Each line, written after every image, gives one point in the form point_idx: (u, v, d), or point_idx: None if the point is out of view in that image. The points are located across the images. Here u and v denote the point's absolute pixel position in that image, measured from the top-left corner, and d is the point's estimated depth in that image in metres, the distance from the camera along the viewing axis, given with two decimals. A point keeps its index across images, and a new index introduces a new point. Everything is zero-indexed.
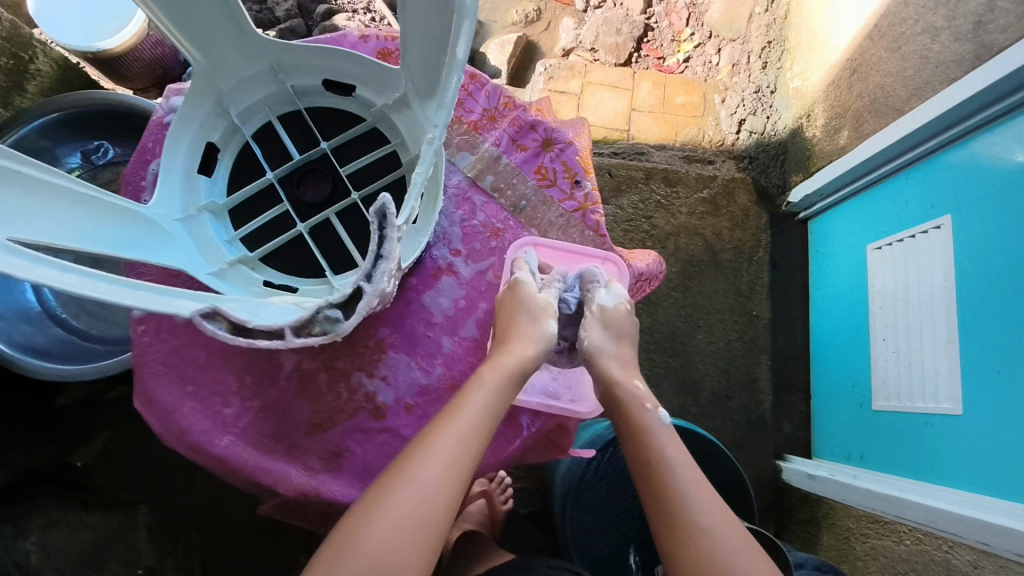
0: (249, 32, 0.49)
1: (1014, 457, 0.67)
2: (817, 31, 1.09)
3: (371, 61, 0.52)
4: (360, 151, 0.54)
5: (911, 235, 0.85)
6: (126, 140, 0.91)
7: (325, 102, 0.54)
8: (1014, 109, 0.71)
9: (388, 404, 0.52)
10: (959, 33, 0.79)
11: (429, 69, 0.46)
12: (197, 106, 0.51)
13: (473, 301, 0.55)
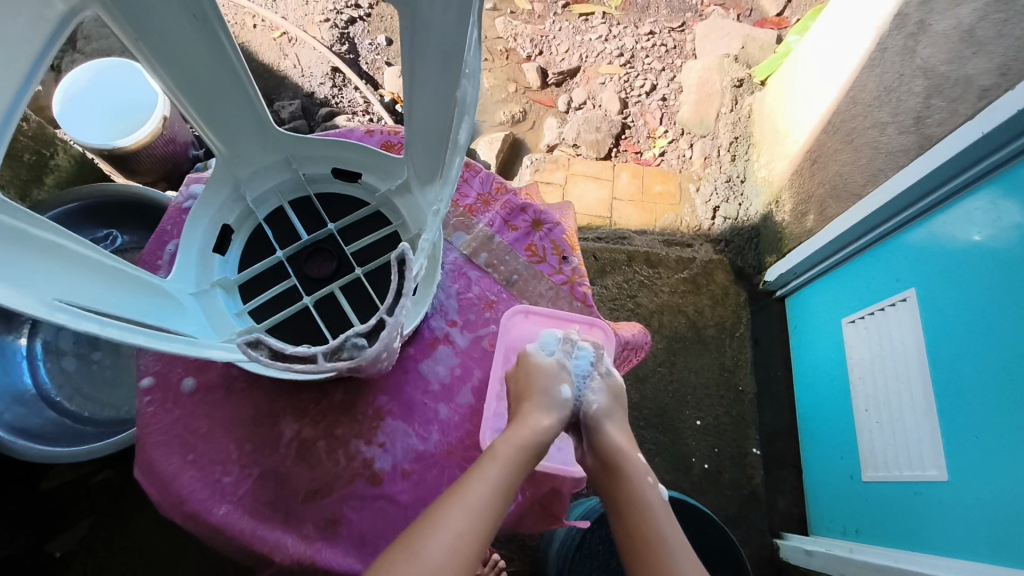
0: (268, 127, 0.55)
1: (1008, 518, 0.68)
2: (778, 128, 1.23)
3: (376, 152, 0.58)
4: (364, 231, 0.59)
5: (882, 308, 0.90)
6: (134, 229, 0.94)
7: (333, 188, 0.60)
8: (957, 194, 0.79)
9: (386, 469, 0.53)
10: (903, 127, 0.87)
11: (431, 158, 0.52)
12: (217, 191, 0.56)
13: (468, 369, 0.58)
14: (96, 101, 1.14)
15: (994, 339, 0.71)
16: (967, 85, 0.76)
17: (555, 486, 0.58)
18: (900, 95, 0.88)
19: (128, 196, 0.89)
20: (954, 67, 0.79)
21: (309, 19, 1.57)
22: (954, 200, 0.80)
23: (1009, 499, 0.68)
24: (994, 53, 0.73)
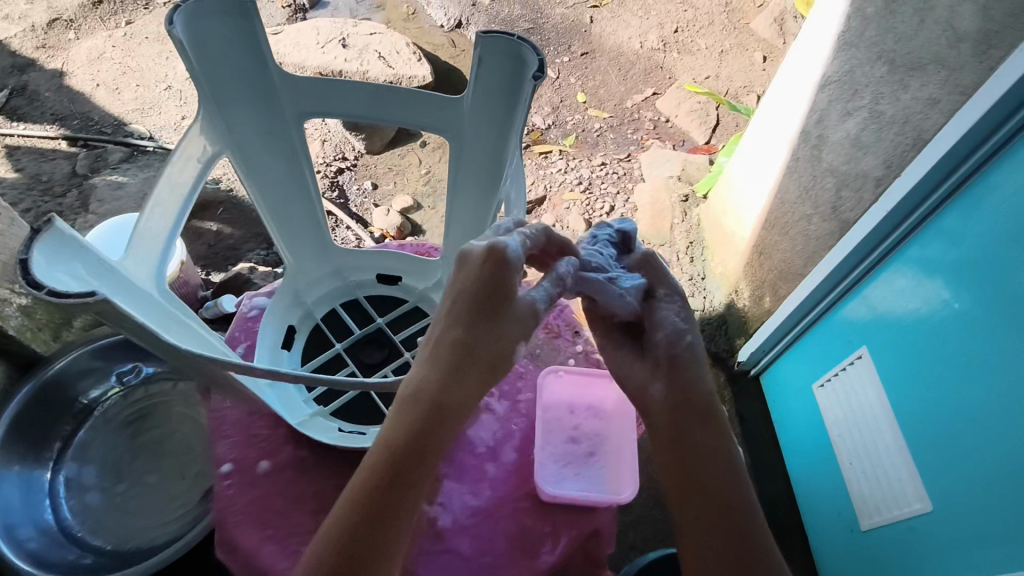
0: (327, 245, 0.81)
1: (996, 527, 0.75)
2: (727, 230, 1.42)
3: (411, 261, 0.80)
4: (404, 324, 0.78)
5: (842, 367, 1.04)
6: (154, 359, 1.05)
7: (376, 291, 0.81)
8: (874, 267, 0.96)
9: (447, 524, 0.67)
10: (824, 216, 1.06)
11: (458, 255, 0.78)
12: (282, 300, 0.77)
13: (507, 431, 0.75)
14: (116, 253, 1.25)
15: (938, 373, 0.83)
16: (864, 178, 0.97)
17: (597, 526, 0.70)
18: (816, 192, 1.08)
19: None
20: (852, 165, 0.99)
21: None
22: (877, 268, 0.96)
23: (990, 507, 0.76)
24: (877, 152, 0.93)
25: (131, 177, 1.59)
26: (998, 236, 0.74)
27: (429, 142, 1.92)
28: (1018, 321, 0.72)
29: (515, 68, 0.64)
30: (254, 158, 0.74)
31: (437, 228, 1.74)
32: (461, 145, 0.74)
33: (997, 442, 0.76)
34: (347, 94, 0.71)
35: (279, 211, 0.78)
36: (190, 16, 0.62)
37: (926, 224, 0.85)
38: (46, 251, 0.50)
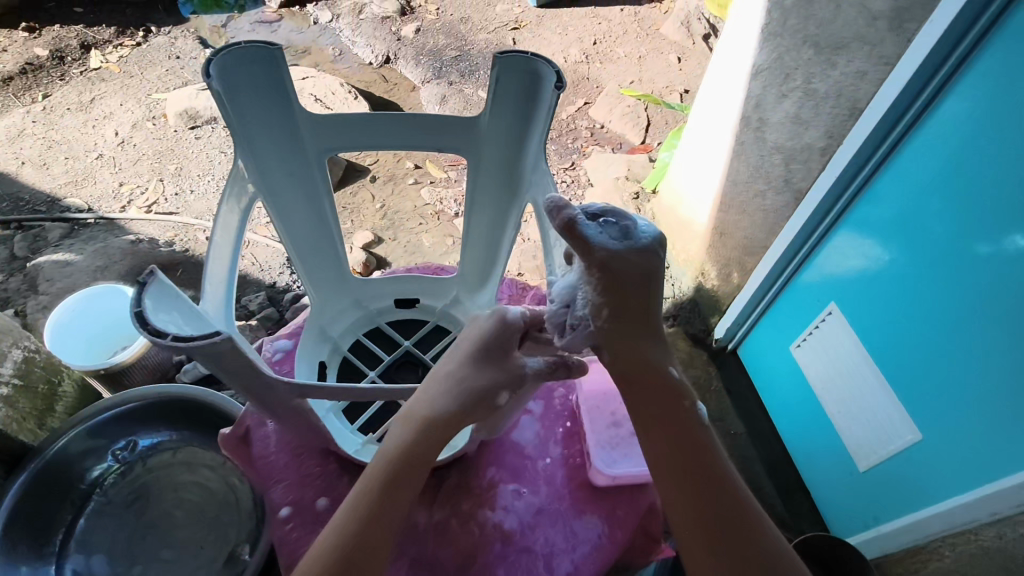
0: (347, 277, 0.85)
1: (978, 435, 0.83)
2: (681, 220, 1.51)
3: (428, 283, 0.87)
4: (429, 342, 0.84)
5: (816, 325, 1.13)
6: (148, 428, 1.01)
7: (395, 315, 0.87)
8: (829, 231, 1.07)
9: (514, 527, 0.68)
10: (777, 189, 1.16)
11: (478, 269, 0.86)
12: (311, 336, 0.81)
13: (550, 428, 0.77)
14: (84, 327, 1.21)
15: (903, 313, 0.93)
16: (810, 150, 1.07)
17: (651, 501, 0.71)
18: (766, 169, 1.18)
19: (172, 395, 0.97)
20: (795, 141, 1.09)
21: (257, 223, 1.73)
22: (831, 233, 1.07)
23: (969, 418, 0.84)
24: (818, 126, 1.03)
25: (78, 252, 1.52)
26: (935, 184, 0.86)
27: (378, 176, 1.94)
28: (963, 254, 0.83)
29: (532, 83, 0.70)
30: (281, 197, 0.77)
31: (402, 258, 1.75)
32: (480, 160, 0.79)
33: (959, 365, 0.85)
34: (367, 124, 0.75)
35: (305, 245, 0.82)
36: (220, 67, 0.66)
37: (872, 186, 0.97)
38: (154, 303, 0.52)
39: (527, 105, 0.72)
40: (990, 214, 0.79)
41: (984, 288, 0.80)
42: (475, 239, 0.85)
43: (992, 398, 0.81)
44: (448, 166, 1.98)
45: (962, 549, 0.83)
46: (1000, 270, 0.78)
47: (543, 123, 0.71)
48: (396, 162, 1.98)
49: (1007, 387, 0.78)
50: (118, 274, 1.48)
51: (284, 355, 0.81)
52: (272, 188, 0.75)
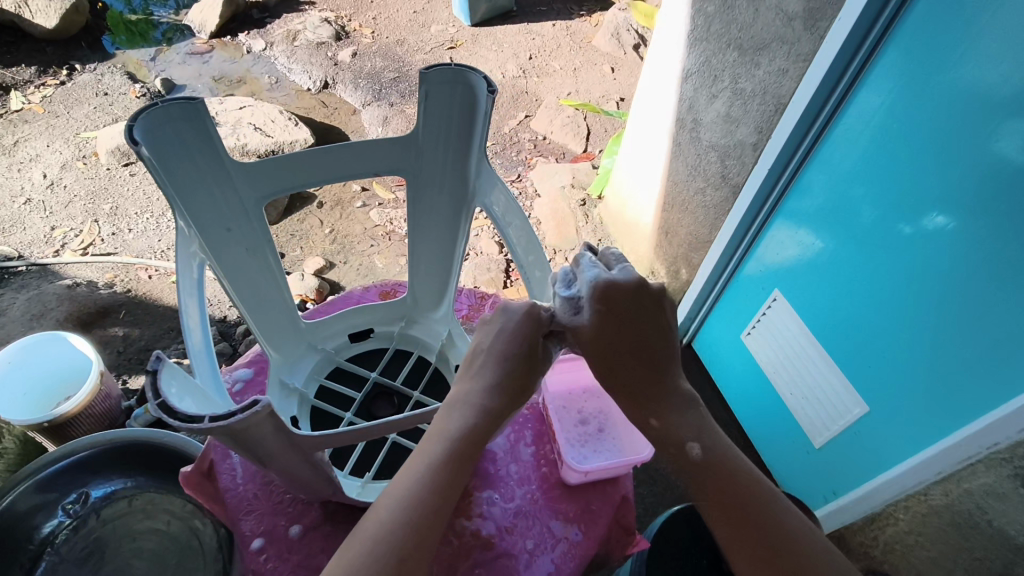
0: (298, 321, 0.80)
1: (921, 399, 0.88)
2: (629, 222, 1.56)
3: (383, 310, 0.87)
4: (396, 367, 0.83)
5: (763, 312, 1.18)
6: (97, 479, 0.95)
7: (352, 350, 0.84)
8: (766, 224, 1.13)
9: (493, 532, 0.68)
10: (715, 184, 1.21)
11: (431, 285, 0.86)
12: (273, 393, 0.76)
13: (520, 431, 0.78)
14: (20, 380, 1.14)
15: (842, 295, 0.99)
16: (742, 146, 1.12)
17: (625, 492, 0.73)
18: (703, 167, 1.23)
19: (124, 440, 0.94)
20: (729, 138, 1.14)
21: None
22: (767, 226, 1.13)
23: (912, 381, 0.89)
24: (748, 123, 1.09)
25: (9, 303, 1.45)
26: (859, 172, 0.92)
27: (325, 201, 1.92)
28: (891, 234, 0.89)
29: (465, 97, 0.70)
30: (224, 256, 0.69)
31: (356, 281, 1.73)
32: (421, 179, 0.78)
33: (898, 337, 0.90)
34: (310, 162, 0.70)
35: (254, 301, 0.75)
36: (141, 128, 0.56)
37: (801, 178, 1.03)
38: (169, 389, 0.49)
39: (463, 120, 0.72)
40: (909, 196, 0.85)
41: (911, 264, 0.86)
42: (422, 257, 0.85)
43: (929, 365, 0.86)
44: (395, 187, 1.99)
45: (914, 509, 0.86)
46: (921, 246, 0.84)
47: (481, 132, 0.71)
48: (342, 186, 1.96)
49: (940, 353, 0.84)
50: (56, 321, 1.42)
51: (245, 384, 0.79)
52: (213, 249, 0.67)
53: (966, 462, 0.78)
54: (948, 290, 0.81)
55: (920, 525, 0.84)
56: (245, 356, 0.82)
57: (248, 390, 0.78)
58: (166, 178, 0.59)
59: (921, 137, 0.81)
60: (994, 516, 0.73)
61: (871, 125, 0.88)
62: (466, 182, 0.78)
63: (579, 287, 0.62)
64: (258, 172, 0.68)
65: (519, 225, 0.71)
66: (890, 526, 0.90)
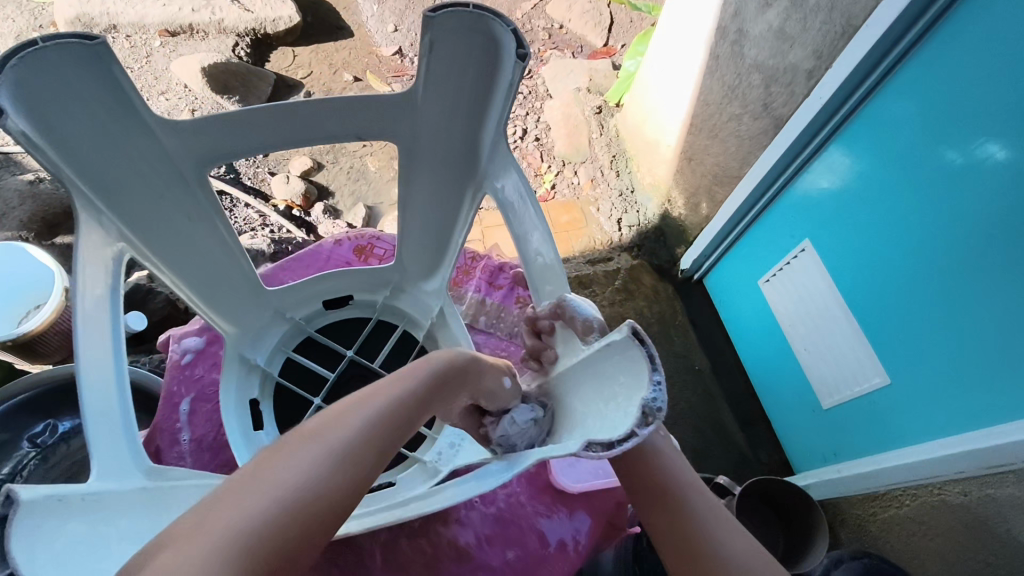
0: (260, 289, 0.72)
1: (958, 374, 0.79)
2: (648, 140, 1.40)
3: (366, 278, 0.77)
4: (377, 343, 0.75)
5: (788, 261, 1.06)
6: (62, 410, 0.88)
7: (327, 319, 0.76)
8: (803, 168, 0.98)
9: (471, 541, 0.71)
10: (755, 114, 1.04)
11: (425, 258, 0.75)
12: (230, 371, 0.69)
13: None
14: None
15: (875, 240, 0.88)
16: (795, 72, 0.94)
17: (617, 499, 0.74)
18: (743, 90, 1.05)
19: None
20: (779, 59, 0.96)
21: None
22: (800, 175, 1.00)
23: (949, 357, 0.80)
24: (805, 43, 0.90)
25: None
26: (917, 131, 0.78)
27: (314, 92, 1.74)
28: (939, 177, 0.77)
29: (483, 51, 0.54)
30: (157, 230, 0.60)
31: (346, 186, 1.60)
32: (418, 151, 0.63)
33: (938, 289, 0.80)
34: (262, 119, 0.57)
35: (200, 274, 0.66)
36: (19, 82, 0.45)
37: (851, 123, 0.88)
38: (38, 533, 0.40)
39: (478, 80, 0.56)
40: (971, 138, 0.72)
41: (960, 198, 0.75)
42: (414, 228, 0.71)
43: (974, 315, 0.76)
44: (391, 78, 1.78)
45: (922, 499, 0.79)
46: (971, 179, 0.73)
47: (502, 101, 0.56)
48: (333, 75, 1.77)
49: (979, 301, 0.75)
50: (19, 222, 1.30)
51: (194, 356, 0.78)
52: (134, 219, 0.57)
53: (995, 469, 0.68)
54: (1002, 231, 0.71)
55: (925, 514, 0.79)
56: (196, 321, 0.81)
57: (198, 363, 0.78)
58: (63, 149, 0.50)
59: (1002, 93, 0.67)
60: (1014, 527, 0.67)
61: (936, 74, 0.74)
62: (478, 157, 0.63)
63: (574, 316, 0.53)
64: (190, 131, 0.56)
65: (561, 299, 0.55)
66: (891, 508, 0.85)
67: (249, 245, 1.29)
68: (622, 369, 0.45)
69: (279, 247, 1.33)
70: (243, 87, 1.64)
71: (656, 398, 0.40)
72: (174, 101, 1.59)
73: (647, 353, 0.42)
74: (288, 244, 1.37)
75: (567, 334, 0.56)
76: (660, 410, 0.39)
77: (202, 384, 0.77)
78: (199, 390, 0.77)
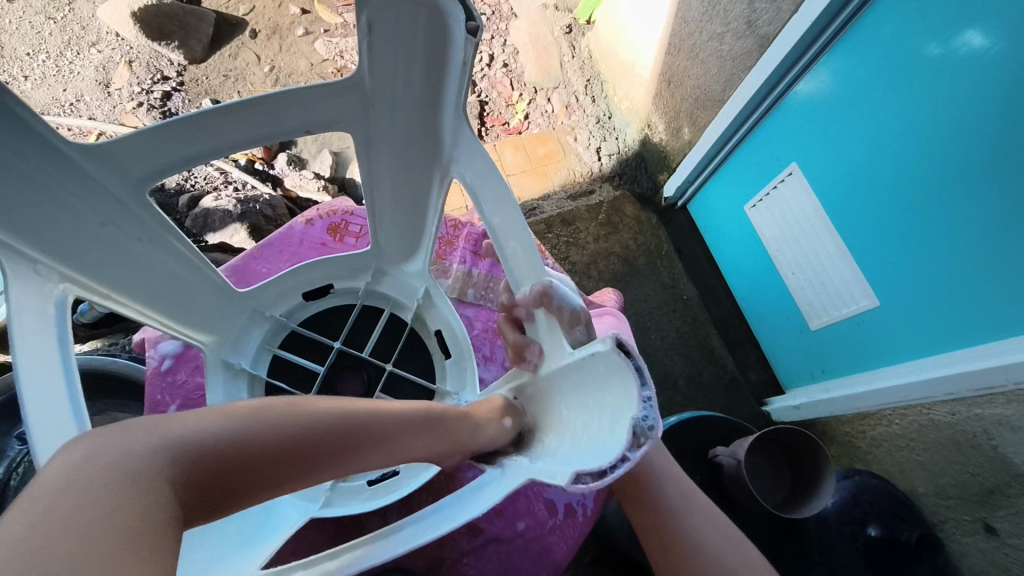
0: (231, 291, 0.68)
1: (941, 301, 0.80)
2: (623, 61, 1.32)
3: (347, 264, 0.74)
4: (366, 330, 0.74)
5: (773, 186, 1.03)
6: None
7: (309, 310, 0.74)
8: (793, 85, 0.93)
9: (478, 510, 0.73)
10: (739, 33, 0.98)
11: (406, 241, 0.71)
12: (216, 377, 0.68)
13: None
14: None
15: (859, 156, 0.85)
16: None
17: None
18: (725, 7, 0.99)
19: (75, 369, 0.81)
20: None
21: (121, 109, 1.42)
22: (790, 94, 0.95)
23: (934, 285, 0.80)
24: None
25: None
26: (914, 53, 0.74)
27: (260, 29, 1.60)
28: (933, 97, 0.73)
29: (430, 26, 0.47)
30: (103, 261, 0.54)
31: None
32: (373, 134, 0.57)
33: (923, 218, 0.79)
34: (207, 123, 0.50)
35: (163, 293, 0.61)
36: None
37: (843, 39, 0.82)
38: None
39: (430, 59, 0.50)
40: (964, 59, 0.68)
41: (945, 105, 0.72)
42: (385, 214, 0.66)
43: (958, 230, 0.75)
44: (342, 7, 1.64)
45: (912, 418, 0.84)
46: (952, 79, 0.70)
47: (460, 83, 0.50)
48: (278, 8, 1.62)
49: (962, 215, 0.74)
50: None
51: (174, 360, 0.77)
52: (75, 256, 0.52)
53: (985, 390, 0.73)
54: (982, 140, 0.69)
55: (914, 432, 0.84)
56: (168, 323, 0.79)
57: (180, 369, 0.77)
58: None
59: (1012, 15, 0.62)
60: (1001, 443, 0.71)
61: None
62: (441, 140, 0.58)
63: (556, 296, 0.52)
64: (119, 155, 0.49)
65: (543, 280, 0.54)
66: (881, 426, 0.91)
67: (214, 207, 1.21)
68: (609, 379, 0.41)
69: (246, 206, 1.23)
70: (182, 31, 1.49)
71: (646, 415, 0.37)
72: (109, 53, 1.46)
73: (635, 364, 0.38)
74: (256, 203, 1.26)
75: (548, 321, 0.54)
76: (652, 429, 0.36)
77: (186, 389, 0.76)
78: (185, 395, 0.76)
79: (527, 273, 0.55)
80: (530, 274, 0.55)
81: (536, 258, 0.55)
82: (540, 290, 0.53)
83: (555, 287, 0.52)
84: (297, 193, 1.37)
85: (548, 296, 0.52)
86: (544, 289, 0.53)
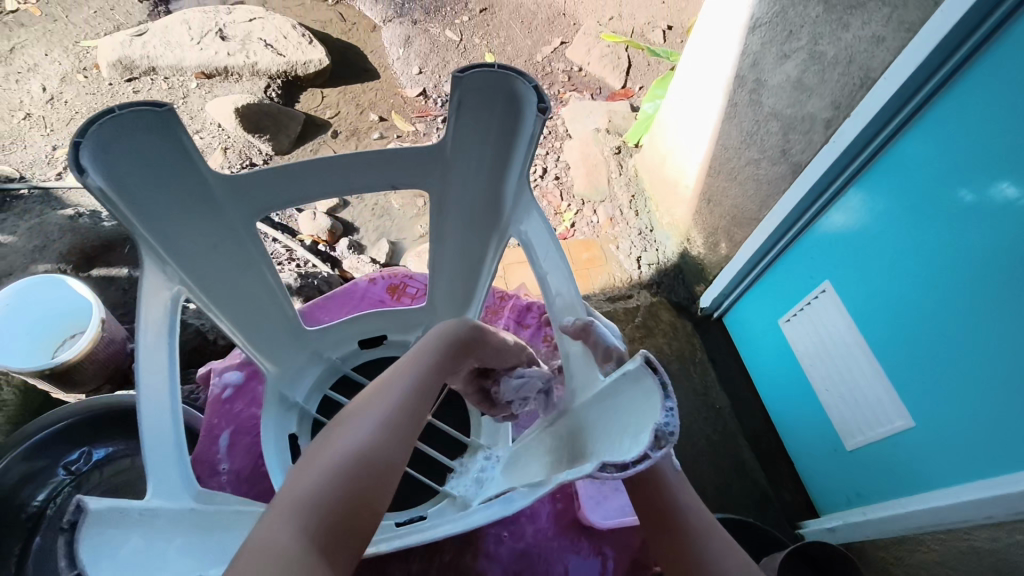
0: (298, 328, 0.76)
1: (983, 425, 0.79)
2: (666, 181, 1.44)
3: (399, 320, 0.82)
4: None
5: (807, 302, 1.08)
6: (108, 437, 0.90)
7: (362, 357, 0.81)
8: (823, 212, 1.00)
9: None
10: (774, 159, 1.07)
11: (455, 300, 0.78)
12: (271, 408, 0.75)
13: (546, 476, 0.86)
14: (20, 321, 1.07)
15: (888, 276, 0.90)
16: (812, 121, 0.97)
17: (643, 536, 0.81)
18: (761, 137, 1.09)
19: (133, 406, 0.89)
20: (796, 109, 1.00)
21: None
22: (819, 219, 1.02)
23: (975, 410, 0.80)
24: (824, 94, 0.94)
25: (8, 233, 1.30)
26: (936, 185, 0.80)
27: (340, 131, 1.80)
28: (957, 218, 0.78)
29: (506, 107, 0.57)
30: (206, 276, 0.63)
31: (370, 223, 1.61)
32: (444, 196, 0.66)
33: (961, 341, 0.80)
34: (312, 171, 0.60)
35: (245, 316, 0.70)
36: (94, 141, 0.48)
37: (872, 168, 0.90)
38: (94, 543, 0.44)
39: (499, 141, 0.60)
40: (982, 189, 0.74)
41: (975, 234, 0.76)
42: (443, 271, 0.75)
43: (998, 354, 0.76)
44: (415, 118, 1.84)
45: (950, 543, 0.81)
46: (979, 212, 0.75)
47: (522, 159, 0.59)
48: (359, 115, 1.83)
49: (1003, 339, 0.75)
50: (59, 254, 1.27)
51: (234, 391, 0.85)
52: (192, 268, 0.61)
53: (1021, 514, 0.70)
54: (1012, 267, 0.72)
55: (953, 559, 0.80)
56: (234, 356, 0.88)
57: (238, 398, 0.85)
58: (138, 207, 0.54)
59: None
60: None
61: (961, 125, 0.75)
62: (499, 210, 0.66)
63: (596, 332, 0.56)
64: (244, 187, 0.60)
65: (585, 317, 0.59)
66: (917, 552, 0.87)
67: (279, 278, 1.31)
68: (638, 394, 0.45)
69: (305, 281, 1.34)
70: (274, 127, 1.69)
71: (668, 421, 0.40)
72: (209, 140, 1.67)
73: (660, 379, 0.42)
74: (315, 278, 1.36)
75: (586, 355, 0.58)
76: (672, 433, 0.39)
77: (241, 417, 0.83)
78: (239, 423, 0.83)
79: (571, 311, 0.60)
80: (572, 313, 0.60)
81: (579, 301, 0.60)
82: (581, 324, 0.57)
83: (595, 324, 0.57)
84: (353, 274, 1.47)
85: (587, 331, 0.57)
86: (585, 324, 0.57)
